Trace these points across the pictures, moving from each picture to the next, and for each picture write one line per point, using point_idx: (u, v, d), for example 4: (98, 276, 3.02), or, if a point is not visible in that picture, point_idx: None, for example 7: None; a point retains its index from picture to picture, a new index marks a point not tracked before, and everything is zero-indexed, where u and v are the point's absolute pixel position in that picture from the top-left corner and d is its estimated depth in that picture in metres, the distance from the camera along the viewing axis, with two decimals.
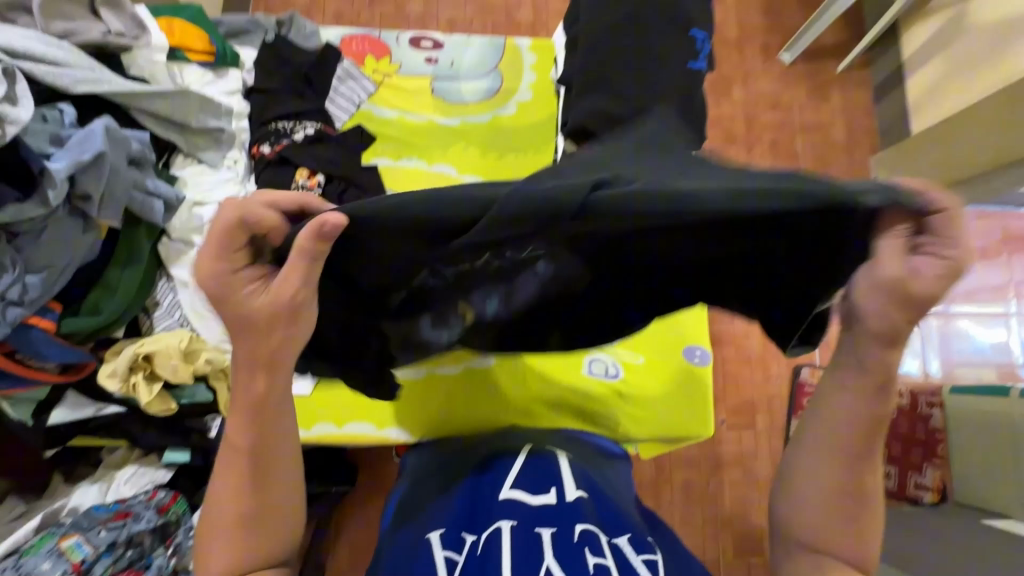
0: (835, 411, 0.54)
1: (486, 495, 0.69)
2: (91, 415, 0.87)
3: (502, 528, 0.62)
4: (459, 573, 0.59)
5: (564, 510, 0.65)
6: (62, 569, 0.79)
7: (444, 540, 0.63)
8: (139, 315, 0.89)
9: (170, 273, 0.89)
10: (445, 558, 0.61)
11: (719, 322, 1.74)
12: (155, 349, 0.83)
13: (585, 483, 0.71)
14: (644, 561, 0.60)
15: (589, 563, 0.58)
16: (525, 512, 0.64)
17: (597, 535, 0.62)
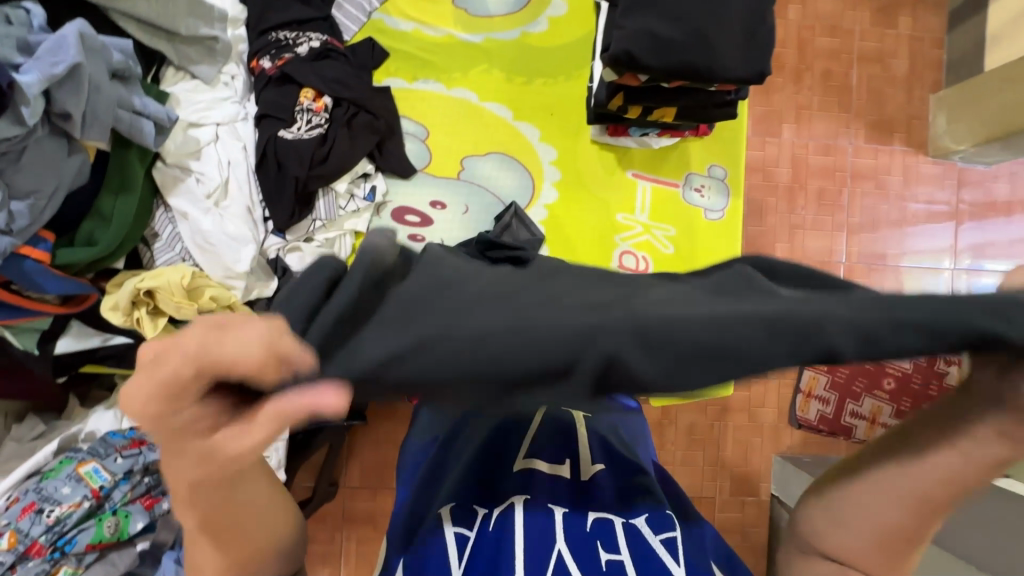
0: None
1: (499, 465, 0.66)
2: (97, 345, 0.85)
3: (516, 503, 0.60)
4: (472, 550, 0.56)
5: (578, 494, 0.62)
6: (82, 493, 0.80)
7: (455, 513, 0.60)
8: (139, 246, 0.84)
9: (168, 202, 0.82)
10: (455, 534, 0.58)
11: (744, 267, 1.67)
12: (156, 285, 0.78)
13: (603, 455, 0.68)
14: (663, 542, 0.57)
15: (602, 560, 0.55)
16: (538, 487, 0.62)
17: (611, 524, 0.59)
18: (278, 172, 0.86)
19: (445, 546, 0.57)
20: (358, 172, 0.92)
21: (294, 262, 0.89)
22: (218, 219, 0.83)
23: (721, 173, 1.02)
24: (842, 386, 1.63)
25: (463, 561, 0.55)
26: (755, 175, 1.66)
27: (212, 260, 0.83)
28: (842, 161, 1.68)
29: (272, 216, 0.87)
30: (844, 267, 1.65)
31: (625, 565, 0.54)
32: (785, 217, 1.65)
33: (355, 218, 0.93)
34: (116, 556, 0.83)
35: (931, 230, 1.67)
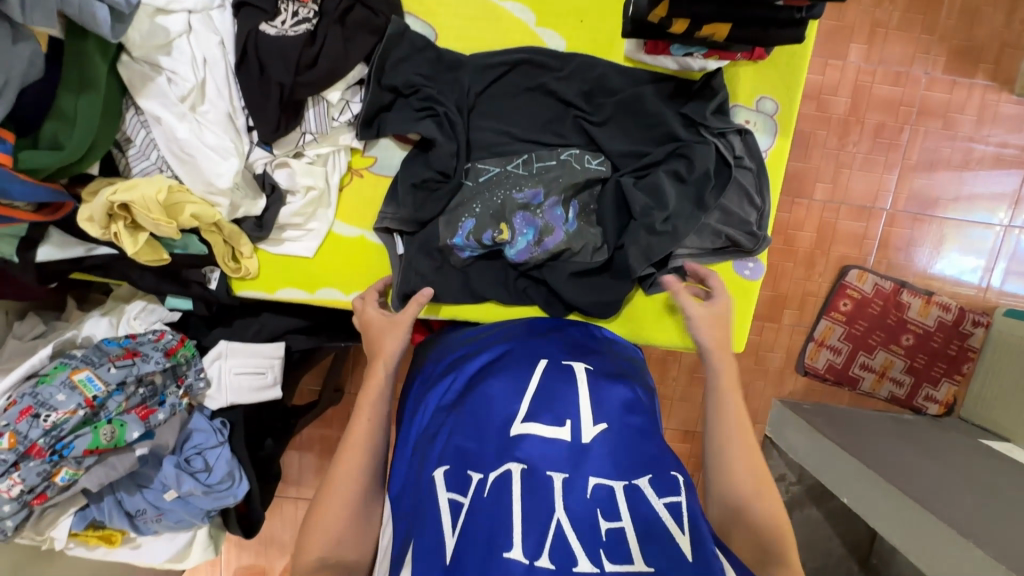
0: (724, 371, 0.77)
1: (496, 422, 0.64)
2: (82, 255, 0.81)
3: (513, 469, 0.59)
4: (470, 515, 0.56)
5: (576, 455, 0.60)
6: (77, 402, 0.81)
7: (448, 481, 0.60)
8: (111, 151, 0.77)
9: (139, 104, 0.74)
10: (450, 501, 0.58)
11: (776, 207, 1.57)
12: (131, 199, 0.72)
13: (608, 412, 0.65)
14: (667, 506, 0.57)
15: (602, 529, 0.54)
16: (534, 448, 0.60)
17: (612, 490, 0.58)
18: (261, 75, 0.76)
19: (440, 510, 0.58)
20: (352, 79, 0.81)
21: (283, 179, 0.82)
22: (194, 126, 0.75)
23: (771, 108, 0.88)
24: (858, 337, 1.60)
25: (457, 531, 0.56)
26: (808, 104, 1.52)
27: (191, 172, 0.76)
28: (911, 93, 1.52)
29: (257, 126, 0.78)
30: (887, 215, 1.58)
31: (627, 536, 0.54)
32: (832, 153, 1.55)
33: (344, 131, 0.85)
34: (115, 460, 0.85)
35: (994, 177, 1.56)
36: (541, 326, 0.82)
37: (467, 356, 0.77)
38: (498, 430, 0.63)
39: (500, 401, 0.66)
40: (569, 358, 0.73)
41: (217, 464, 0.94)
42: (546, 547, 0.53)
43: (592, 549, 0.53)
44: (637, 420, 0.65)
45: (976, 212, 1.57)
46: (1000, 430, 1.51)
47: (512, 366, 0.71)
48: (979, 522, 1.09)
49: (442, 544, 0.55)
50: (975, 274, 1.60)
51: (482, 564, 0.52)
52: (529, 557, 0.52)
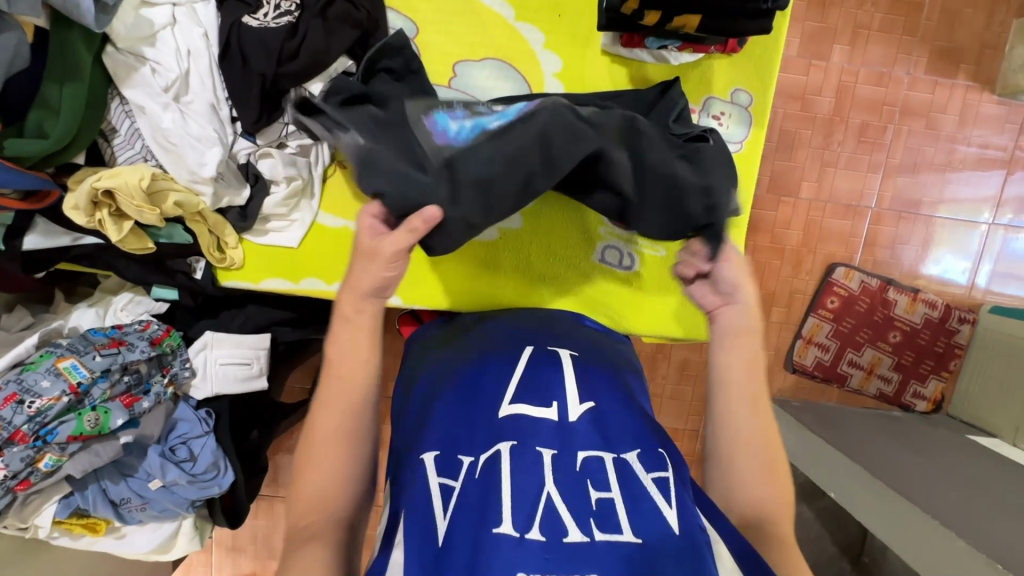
0: (727, 360, 0.73)
1: (485, 404, 0.65)
2: (68, 244, 0.83)
3: (502, 449, 0.59)
4: (460, 497, 0.56)
5: (564, 433, 0.61)
6: (61, 388, 0.82)
7: (439, 465, 0.60)
8: (97, 141, 0.79)
9: (123, 94, 0.75)
10: (441, 485, 0.58)
11: (763, 205, 1.59)
12: (114, 186, 0.74)
13: (594, 392, 0.66)
14: (655, 481, 0.58)
15: (592, 498, 0.55)
16: (523, 429, 0.61)
17: (601, 463, 0.58)
18: (242, 66, 0.78)
19: (430, 494, 0.57)
20: (335, 71, 0.83)
21: (266, 168, 0.84)
22: (178, 115, 0.76)
23: (745, 100, 0.90)
24: (845, 334, 1.61)
25: (448, 513, 0.55)
26: (793, 104, 1.55)
27: (175, 161, 0.78)
28: (893, 94, 1.55)
29: (240, 116, 0.80)
30: (872, 214, 1.60)
31: (616, 505, 0.55)
32: (817, 152, 1.57)
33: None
34: (99, 448, 0.86)
35: (977, 177, 1.59)
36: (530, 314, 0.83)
37: (451, 343, 0.77)
38: (488, 414, 0.63)
39: (492, 388, 0.66)
40: (554, 344, 0.73)
41: (203, 454, 0.95)
42: (534, 520, 0.53)
43: (582, 519, 0.53)
44: (624, 401, 0.67)
45: (960, 212, 1.59)
46: (986, 426, 1.53)
47: (497, 353, 0.71)
48: (962, 514, 1.10)
49: (433, 525, 0.55)
50: (961, 272, 1.62)
51: (472, 542, 0.52)
52: (519, 530, 0.52)
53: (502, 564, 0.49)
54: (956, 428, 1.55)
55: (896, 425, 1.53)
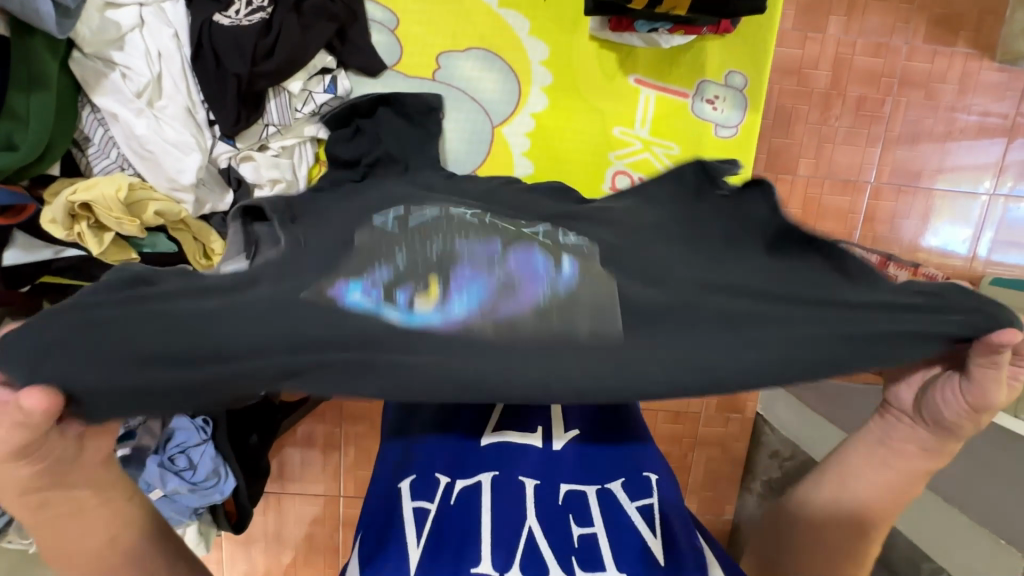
0: (883, 476, 0.54)
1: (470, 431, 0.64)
2: (50, 257, 0.79)
3: (483, 481, 0.60)
4: (434, 526, 0.57)
5: (547, 463, 0.61)
6: None
7: (415, 488, 0.59)
8: (72, 150, 0.76)
9: (94, 102, 0.73)
10: (416, 509, 0.58)
11: (759, 183, 1.57)
12: (91, 199, 0.71)
13: (577, 418, 0.66)
14: (637, 510, 0.59)
15: (573, 534, 0.57)
16: (504, 461, 0.61)
17: (583, 496, 0.59)
18: (217, 68, 0.75)
19: (406, 522, 0.57)
20: (314, 67, 0.80)
21: (249, 172, 0.82)
22: (152, 122, 0.74)
23: (740, 82, 0.88)
24: None
25: (422, 541, 0.56)
26: (789, 79, 1.51)
27: (153, 169, 0.76)
28: (891, 65, 1.51)
29: (217, 119, 0.77)
30: (871, 188, 1.58)
31: (598, 540, 0.56)
32: (815, 128, 1.54)
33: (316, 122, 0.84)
34: None
35: (977, 146, 1.56)
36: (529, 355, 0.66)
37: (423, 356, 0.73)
38: (468, 443, 0.63)
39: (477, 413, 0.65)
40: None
41: (202, 462, 0.94)
42: (515, 557, 0.55)
43: (563, 556, 0.55)
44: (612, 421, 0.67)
45: (960, 182, 1.57)
46: None
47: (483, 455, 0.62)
48: None
49: (404, 555, 0.55)
50: (963, 243, 1.60)
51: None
52: (498, 570, 0.53)
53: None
54: None
55: None
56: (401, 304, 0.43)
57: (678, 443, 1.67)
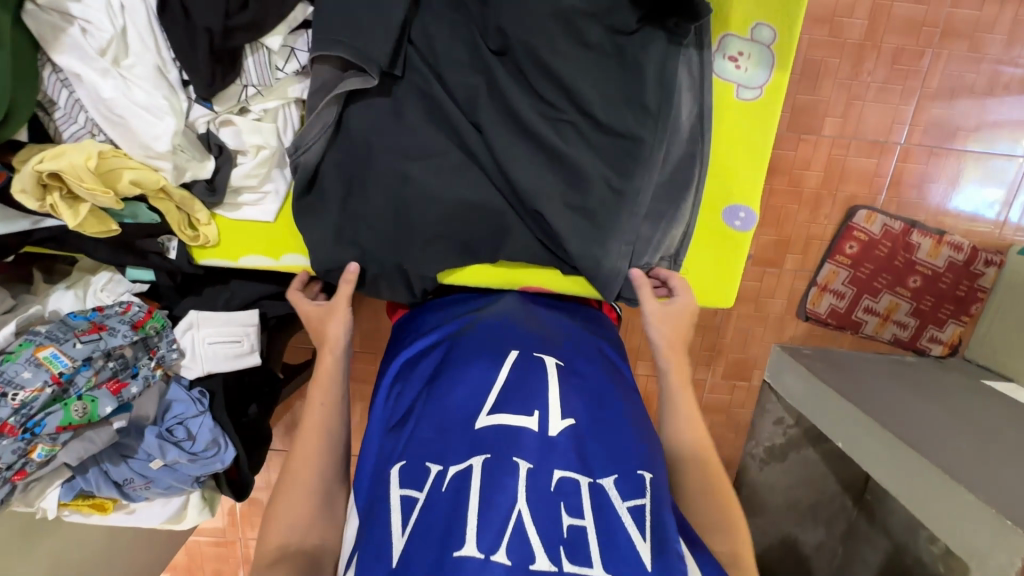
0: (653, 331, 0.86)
1: (466, 410, 0.66)
2: (29, 229, 0.77)
3: (474, 465, 0.61)
4: (421, 510, 0.59)
5: (544, 447, 0.63)
6: (44, 378, 0.79)
7: (404, 477, 0.63)
8: (37, 114, 0.71)
9: (54, 60, 0.67)
10: (405, 497, 0.61)
11: (780, 145, 1.51)
12: (59, 168, 0.67)
13: (575, 406, 0.68)
14: (629, 509, 0.60)
15: (564, 526, 0.57)
16: (502, 441, 0.62)
17: (576, 485, 0.61)
18: (186, 21, 0.68)
19: (394, 508, 0.61)
20: (294, 21, 0.73)
21: (230, 138, 0.77)
22: (120, 82, 0.68)
23: (768, 36, 0.80)
24: (863, 281, 1.59)
25: (406, 531, 0.59)
26: (821, 28, 1.43)
27: (125, 136, 0.70)
28: (935, 12, 1.43)
29: (190, 79, 0.70)
30: (901, 149, 1.52)
31: (588, 535, 0.57)
32: (845, 83, 1.47)
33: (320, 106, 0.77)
34: (93, 435, 0.85)
35: (1020, 102, 1.50)
36: (494, 332, 0.77)
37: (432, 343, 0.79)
38: (463, 424, 0.65)
39: (476, 392, 0.68)
40: (543, 349, 0.75)
41: (201, 432, 0.95)
42: (502, 541, 0.55)
43: (552, 546, 0.55)
44: (609, 416, 0.68)
45: (999, 144, 1.51)
46: (1003, 370, 1.54)
47: (482, 352, 0.72)
48: (971, 466, 1.17)
49: (387, 548, 0.58)
50: (992, 208, 1.56)
51: (436, 562, 0.54)
52: (484, 552, 0.54)
53: None
54: (971, 372, 1.57)
55: (905, 369, 1.58)
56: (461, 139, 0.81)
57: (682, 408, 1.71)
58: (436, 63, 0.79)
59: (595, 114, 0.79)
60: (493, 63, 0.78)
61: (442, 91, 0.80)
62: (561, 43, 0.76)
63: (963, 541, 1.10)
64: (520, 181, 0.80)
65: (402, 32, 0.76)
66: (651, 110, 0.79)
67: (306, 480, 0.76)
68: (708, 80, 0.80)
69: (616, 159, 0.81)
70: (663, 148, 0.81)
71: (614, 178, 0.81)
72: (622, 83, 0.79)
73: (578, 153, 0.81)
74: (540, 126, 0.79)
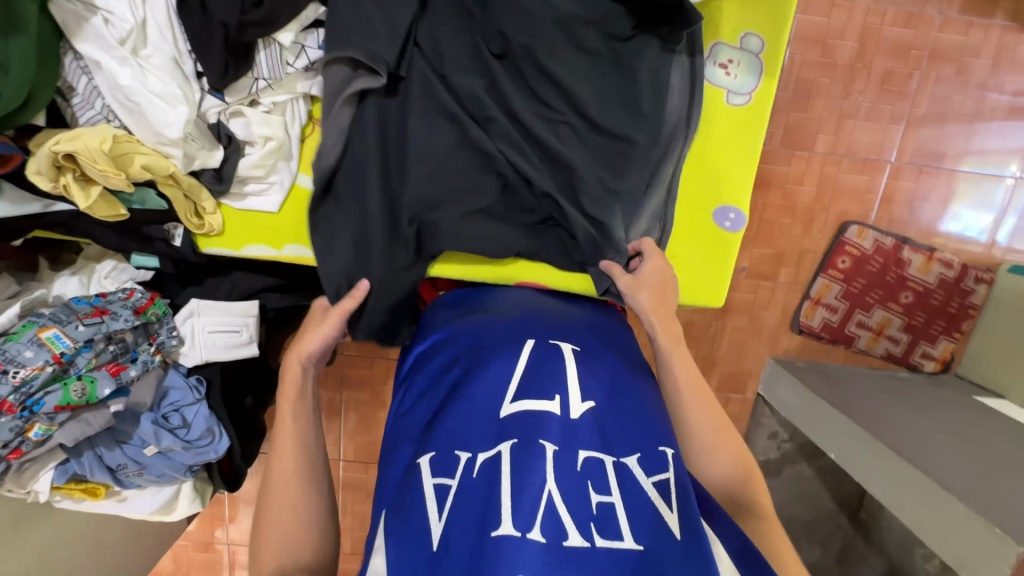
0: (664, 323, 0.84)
1: (490, 398, 0.68)
2: (40, 212, 0.79)
3: (503, 451, 0.62)
4: (455, 496, 0.60)
5: (568, 430, 0.64)
6: (45, 358, 0.80)
7: (433, 466, 0.64)
8: (56, 100, 0.74)
9: (75, 48, 0.70)
10: (437, 486, 0.62)
11: (774, 160, 1.55)
12: (75, 149, 0.69)
13: (594, 390, 0.69)
14: (654, 484, 0.62)
15: (593, 504, 0.59)
16: (528, 425, 0.64)
17: (601, 465, 0.62)
18: (203, 15, 0.71)
19: (427, 496, 0.62)
20: (307, 19, 0.76)
21: (239, 129, 0.80)
22: (137, 71, 0.71)
23: (757, 45, 0.84)
24: (855, 295, 1.61)
25: (442, 514, 0.60)
26: (812, 49, 1.49)
27: (139, 122, 0.73)
28: (922, 37, 1.49)
29: (204, 70, 0.74)
30: (890, 167, 1.57)
31: (616, 510, 0.59)
32: (836, 103, 1.52)
33: (338, 109, 0.80)
34: (89, 417, 0.86)
35: (1006, 127, 1.55)
36: (509, 325, 0.79)
37: (452, 334, 0.81)
38: (489, 412, 0.67)
39: (499, 377, 0.70)
40: (556, 337, 0.77)
41: (196, 421, 0.96)
42: (535, 520, 0.56)
43: (583, 524, 0.57)
44: (628, 401, 0.70)
45: (986, 165, 1.56)
46: (995, 388, 1.56)
47: (502, 343, 0.75)
48: (963, 478, 1.17)
49: (426, 534, 0.59)
50: (980, 229, 1.60)
51: (476, 547, 0.56)
52: (521, 531, 0.55)
53: (509, 562, 0.53)
54: (964, 389, 1.58)
55: (897, 384, 1.59)
56: (458, 131, 0.83)
57: None
58: (443, 68, 0.82)
59: (589, 113, 0.82)
60: (494, 66, 0.82)
61: (448, 95, 0.82)
62: (560, 48, 0.80)
63: (955, 552, 1.10)
64: (514, 175, 0.83)
65: (409, 36, 0.80)
66: (644, 111, 0.82)
67: (286, 509, 0.73)
68: (699, 86, 0.84)
69: (609, 157, 0.84)
70: (654, 149, 0.84)
71: (608, 174, 0.84)
72: (616, 86, 0.82)
73: (571, 151, 0.83)
74: (535, 123, 0.82)
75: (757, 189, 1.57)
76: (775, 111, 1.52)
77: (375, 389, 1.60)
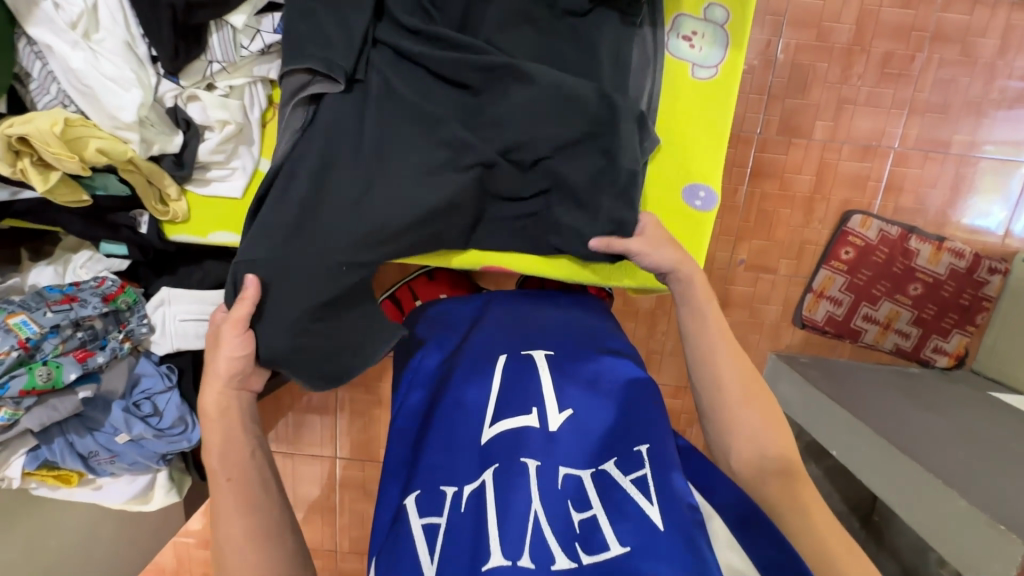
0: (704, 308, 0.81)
1: (467, 424, 0.69)
2: (8, 198, 0.81)
3: (487, 480, 0.62)
4: (444, 536, 0.60)
5: (547, 442, 0.64)
6: (10, 343, 0.80)
7: (420, 507, 0.63)
8: (14, 86, 0.75)
9: (28, 33, 0.71)
10: (424, 527, 0.61)
11: (770, 148, 1.51)
12: (27, 132, 0.70)
13: (571, 397, 0.69)
14: (634, 481, 0.60)
15: (575, 519, 0.59)
16: (507, 447, 0.64)
17: (580, 481, 0.62)
18: None
19: (417, 538, 0.61)
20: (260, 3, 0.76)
21: (196, 113, 0.80)
22: (89, 55, 0.72)
23: (721, 16, 0.84)
24: (860, 287, 1.55)
25: (434, 557, 0.59)
26: (807, 33, 1.44)
27: (94, 106, 0.74)
28: (923, 17, 1.43)
29: (156, 53, 0.74)
30: (894, 154, 1.51)
31: (599, 520, 0.58)
32: (834, 88, 1.47)
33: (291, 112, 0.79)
34: (56, 402, 0.86)
35: (1017, 109, 1.47)
36: (482, 343, 0.79)
37: (444, 362, 0.81)
38: (469, 442, 0.67)
39: (477, 399, 0.71)
40: (528, 346, 0.77)
41: (168, 409, 0.97)
42: (523, 549, 0.57)
43: (567, 545, 0.57)
44: (605, 404, 0.69)
45: (997, 150, 1.49)
46: (1013, 384, 1.47)
47: (477, 363, 0.75)
48: (971, 475, 1.11)
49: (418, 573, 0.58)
50: (993, 218, 1.52)
51: None
52: (510, 560, 0.56)
53: None
54: (980, 385, 1.50)
55: (907, 380, 1.52)
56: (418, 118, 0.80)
57: (678, 417, 1.67)
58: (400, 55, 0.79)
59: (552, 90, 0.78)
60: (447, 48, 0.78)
61: (405, 88, 0.80)
62: (517, 26, 0.79)
63: (958, 553, 1.04)
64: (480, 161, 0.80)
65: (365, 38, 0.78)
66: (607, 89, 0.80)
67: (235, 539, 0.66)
68: (660, 59, 0.83)
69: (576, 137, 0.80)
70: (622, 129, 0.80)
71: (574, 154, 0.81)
72: (577, 60, 0.80)
73: (535, 132, 0.79)
74: (496, 106, 0.79)
75: (753, 178, 1.53)
76: (770, 98, 1.47)
77: (369, 386, 1.59)
